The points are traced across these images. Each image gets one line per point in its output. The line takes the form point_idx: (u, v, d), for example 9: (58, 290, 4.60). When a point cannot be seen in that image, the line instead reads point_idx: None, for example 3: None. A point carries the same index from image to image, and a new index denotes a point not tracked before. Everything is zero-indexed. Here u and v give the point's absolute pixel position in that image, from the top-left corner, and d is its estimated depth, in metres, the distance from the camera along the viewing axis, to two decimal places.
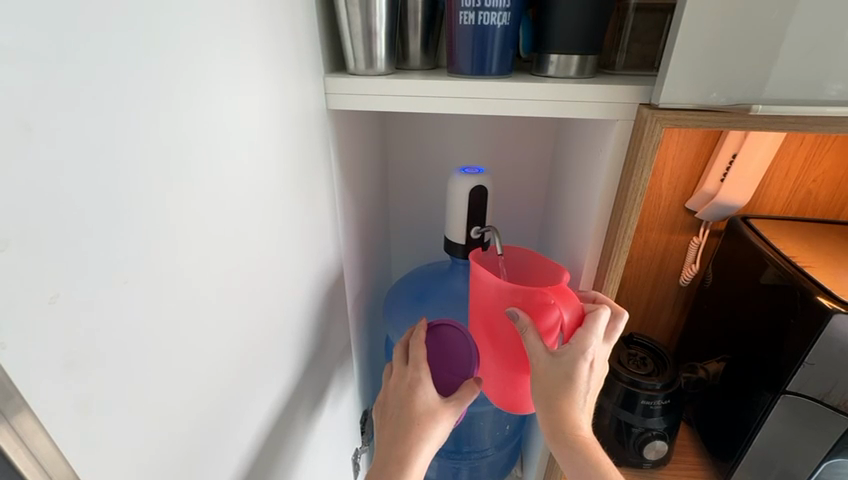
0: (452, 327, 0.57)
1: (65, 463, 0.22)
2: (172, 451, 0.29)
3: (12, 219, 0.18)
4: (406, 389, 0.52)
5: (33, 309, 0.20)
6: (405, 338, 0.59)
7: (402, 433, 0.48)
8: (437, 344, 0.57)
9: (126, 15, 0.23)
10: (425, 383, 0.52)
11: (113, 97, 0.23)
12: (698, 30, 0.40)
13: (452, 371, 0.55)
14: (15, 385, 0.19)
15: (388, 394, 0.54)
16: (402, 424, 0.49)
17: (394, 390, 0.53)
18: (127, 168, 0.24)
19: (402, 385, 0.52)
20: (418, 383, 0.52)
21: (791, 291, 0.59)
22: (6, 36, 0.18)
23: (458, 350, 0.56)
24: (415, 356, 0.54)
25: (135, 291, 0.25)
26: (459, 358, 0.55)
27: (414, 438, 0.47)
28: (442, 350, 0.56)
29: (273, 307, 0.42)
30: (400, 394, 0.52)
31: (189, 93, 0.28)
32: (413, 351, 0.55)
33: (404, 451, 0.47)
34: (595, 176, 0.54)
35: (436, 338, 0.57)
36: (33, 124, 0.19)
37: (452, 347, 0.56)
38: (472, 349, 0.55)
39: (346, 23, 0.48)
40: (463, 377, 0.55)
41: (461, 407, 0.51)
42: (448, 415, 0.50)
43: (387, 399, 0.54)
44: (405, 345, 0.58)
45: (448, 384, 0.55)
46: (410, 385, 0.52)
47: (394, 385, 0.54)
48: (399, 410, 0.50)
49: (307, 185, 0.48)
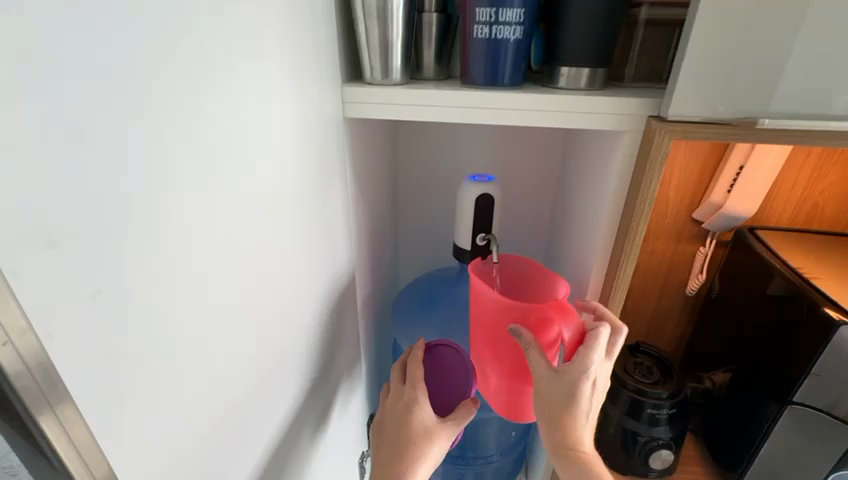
0: (450, 347, 0.58)
1: (98, 450, 0.23)
2: (194, 444, 0.31)
3: (63, 219, 0.20)
4: (402, 408, 0.52)
5: (77, 304, 0.21)
6: (401, 357, 0.60)
7: (401, 451, 0.49)
8: (435, 365, 0.57)
9: (165, 28, 0.25)
10: (421, 402, 0.52)
11: (151, 106, 0.24)
12: (706, 45, 0.41)
13: (448, 392, 0.56)
14: (59, 374, 0.20)
15: (384, 413, 0.55)
16: (402, 440, 0.50)
17: (391, 407, 0.54)
18: (162, 173, 0.25)
19: (399, 403, 0.53)
20: (415, 403, 0.52)
21: (799, 303, 0.59)
22: (61, 49, 0.19)
23: (456, 373, 0.57)
24: (412, 376, 0.55)
25: (166, 289, 0.26)
26: (456, 379, 0.56)
27: (410, 458, 0.48)
28: (440, 370, 0.57)
29: (289, 310, 0.44)
30: (398, 412, 0.53)
31: (221, 107, 0.30)
32: (411, 370, 0.56)
33: (400, 470, 0.47)
34: (603, 186, 0.55)
35: (434, 358, 0.58)
36: (83, 130, 0.20)
37: (450, 368, 0.57)
38: (470, 371, 0.56)
39: (365, 36, 0.50)
40: (460, 398, 0.56)
41: (457, 428, 0.52)
42: (444, 436, 0.51)
43: (383, 418, 0.54)
44: (401, 366, 0.59)
45: (445, 406, 0.56)
46: (407, 404, 0.53)
47: (391, 402, 0.55)
48: (396, 428, 0.51)
49: (323, 191, 0.49)
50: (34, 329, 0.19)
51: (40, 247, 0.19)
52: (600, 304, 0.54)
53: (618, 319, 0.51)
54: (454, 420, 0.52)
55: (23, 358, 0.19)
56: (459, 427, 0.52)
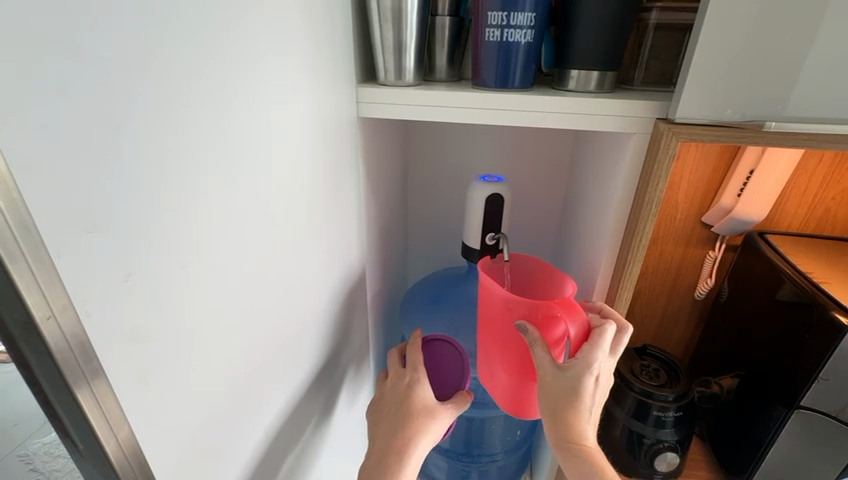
0: (446, 344, 0.60)
1: (125, 422, 0.24)
2: (208, 426, 0.32)
3: (102, 206, 0.21)
4: (405, 387, 0.54)
5: (112, 284, 0.22)
6: (401, 346, 0.62)
7: (402, 425, 0.50)
8: (430, 361, 0.60)
9: (194, 32, 0.27)
10: (422, 382, 0.54)
11: (180, 103, 0.26)
12: (713, 50, 0.42)
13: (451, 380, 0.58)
14: (95, 350, 0.22)
15: (384, 391, 0.56)
16: (401, 415, 0.51)
17: (391, 388, 0.55)
18: (188, 167, 0.27)
19: (401, 382, 0.55)
20: (417, 382, 0.54)
21: (808, 308, 0.59)
22: (102, 49, 0.21)
23: (453, 366, 0.59)
24: (413, 360, 0.57)
25: (190, 274, 0.28)
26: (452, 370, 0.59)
27: (411, 431, 0.49)
28: (436, 365, 0.59)
29: (301, 301, 0.45)
30: (399, 391, 0.54)
31: (243, 105, 0.32)
32: (410, 354, 0.57)
33: (402, 443, 0.48)
34: (611, 188, 0.56)
35: (430, 354, 0.60)
36: (120, 124, 0.22)
37: (445, 363, 0.59)
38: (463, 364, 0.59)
39: (379, 38, 0.51)
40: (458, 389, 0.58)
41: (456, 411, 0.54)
42: (444, 416, 0.52)
43: (383, 397, 0.55)
44: (400, 352, 0.61)
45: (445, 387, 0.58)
46: (409, 383, 0.54)
47: (390, 384, 0.56)
48: (395, 405, 0.53)
49: (336, 189, 0.51)
50: (74, 306, 0.20)
51: (81, 231, 0.20)
52: (605, 304, 0.55)
53: (624, 319, 0.52)
54: (453, 404, 0.54)
55: (63, 333, 0.20)
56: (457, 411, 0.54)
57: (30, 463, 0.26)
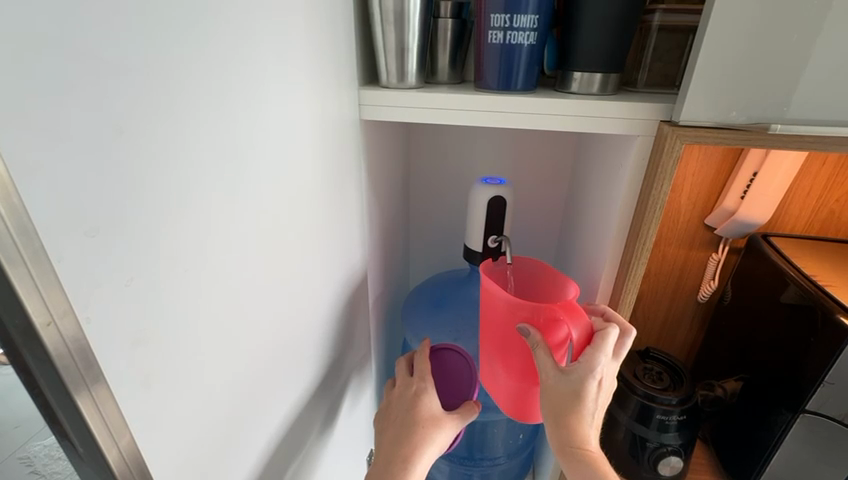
0: (453, 352, 0.60)
1: (126, 428, 0.24)
2: (211, 431, 0.32)
3: (103, 209, 0.21)
4: (412, 395, 0.54)
5: (114, 289, 0.22)
6: (410, 354, 0.62)
7: (407, 433, 0.50)
8: (438, 369, 0.60)
9: (197, 34, 0.26)
10: (430, 392, 0.54)
11: (183, 106, 0.26)
12: (718, 51, 0.42)
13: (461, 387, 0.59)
14: (96, 355, 0.22)
15: (393, 399, 0.56)
16: (407, 424, 0.51)
17: (398, 397, 0.55)
18: (190, 170, 0.27)
19: (407, 391, 0.55)
20: (424, 391, 0.54)
21: (812, 311, 0.58)
22: (105, 53, 0.21)
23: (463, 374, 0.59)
24: (420, 369, 0.57)
25: (192, 277, 0.28)
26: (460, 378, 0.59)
27: (415, 439, 0.49)
28: (444, 373, 0.59)
29: (304, 304, 0.45)
30: (407, 399, 0.54)
31: (246, 107, 0.32)
32: (419, 365, 0.58)
33: (405, 449, 0.48)
34: (614, 191, 0.56)
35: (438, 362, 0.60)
36: (123, 127, 0.22)
37: (454, 371, 0.59)
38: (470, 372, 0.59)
39: (382, 40, 0.51)
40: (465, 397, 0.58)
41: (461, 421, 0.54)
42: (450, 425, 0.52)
43: (391, 403, 0.55)
44: (409, 360, 0.61)
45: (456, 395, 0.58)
46: (416, 392, 0.54)
47: (398, 393, 0.56)
48: (403, 412, 0.53)
49: (339, 191, 0.50)
50: (74, 312, 0.20)
51: (83, 234, 0.20)
52: (609, 307, 0.55)
53: (627, 322, 0.51)
54: (459, 415, 0.54)
55: (64, 339, 0.20)
56: (464, 420, 0.54)
57: (30, 466, 0.26)
